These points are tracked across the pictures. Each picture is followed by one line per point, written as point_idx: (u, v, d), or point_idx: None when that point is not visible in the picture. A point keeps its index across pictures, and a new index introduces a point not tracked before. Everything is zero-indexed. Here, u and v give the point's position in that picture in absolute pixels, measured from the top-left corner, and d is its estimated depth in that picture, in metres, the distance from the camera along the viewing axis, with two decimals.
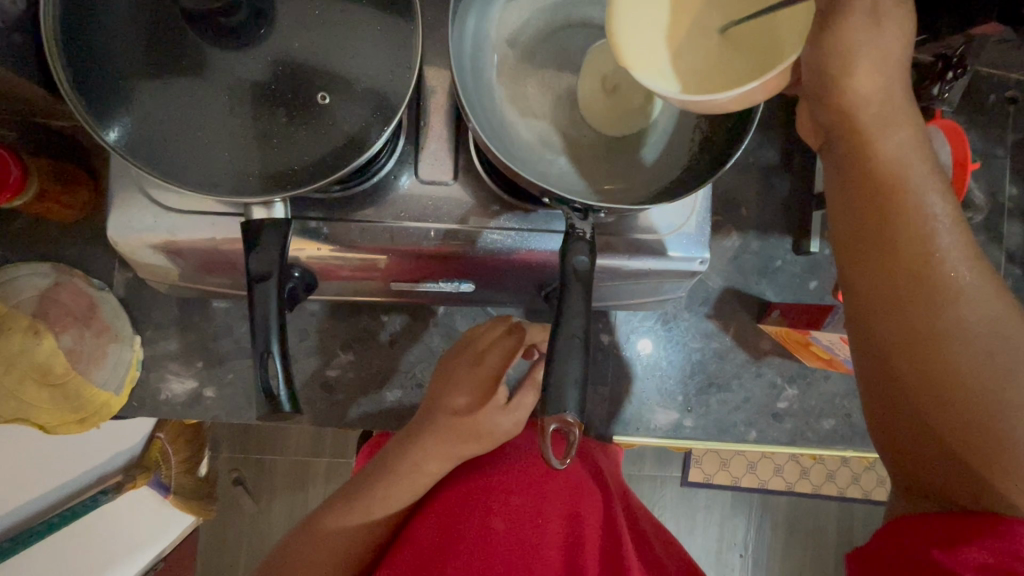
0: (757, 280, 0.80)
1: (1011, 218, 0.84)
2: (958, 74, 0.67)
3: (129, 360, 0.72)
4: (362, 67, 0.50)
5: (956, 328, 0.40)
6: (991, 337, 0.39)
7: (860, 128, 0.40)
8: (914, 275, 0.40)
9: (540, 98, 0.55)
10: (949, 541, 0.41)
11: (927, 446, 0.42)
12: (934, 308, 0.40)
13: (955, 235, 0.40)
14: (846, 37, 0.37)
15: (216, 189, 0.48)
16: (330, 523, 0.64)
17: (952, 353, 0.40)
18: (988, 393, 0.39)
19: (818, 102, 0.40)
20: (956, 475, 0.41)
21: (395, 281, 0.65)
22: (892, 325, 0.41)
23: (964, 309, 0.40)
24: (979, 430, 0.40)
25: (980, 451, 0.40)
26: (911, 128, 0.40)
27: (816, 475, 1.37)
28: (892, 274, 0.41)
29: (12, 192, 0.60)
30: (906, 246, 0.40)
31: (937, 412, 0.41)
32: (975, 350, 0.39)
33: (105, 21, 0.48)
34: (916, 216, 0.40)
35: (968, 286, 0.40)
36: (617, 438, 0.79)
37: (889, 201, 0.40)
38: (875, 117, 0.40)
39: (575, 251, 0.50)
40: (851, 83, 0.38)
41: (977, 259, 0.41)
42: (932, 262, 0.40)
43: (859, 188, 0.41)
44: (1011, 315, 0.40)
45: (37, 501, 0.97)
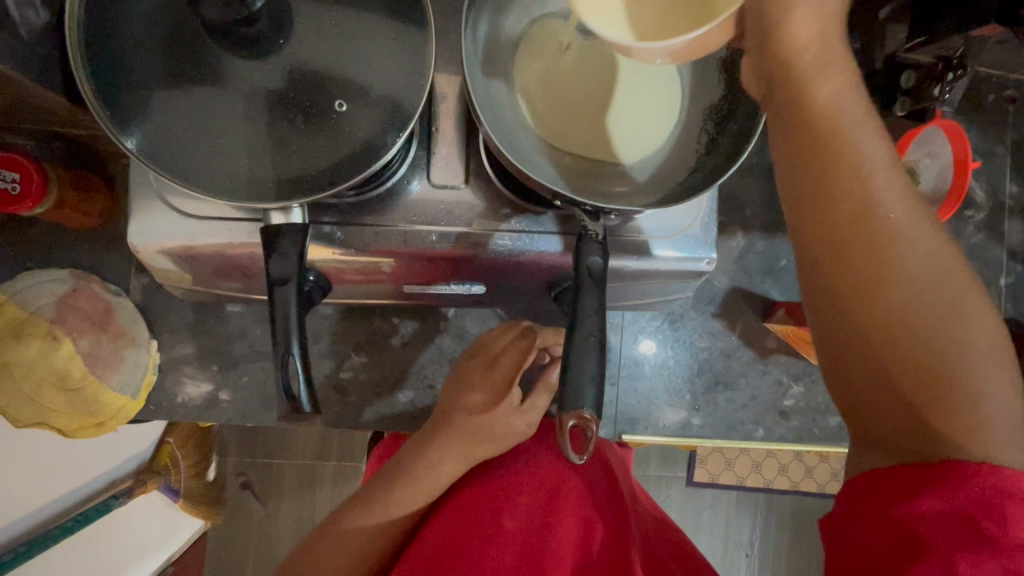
0: (762, 280, 0.82)
1: (1012, 215, 0.85)
2: (959, 74, 0.66)
3: (146, 364, 0.73)
4: (378, 75, 0.51)
5: (900, 272, 0.39)
6: (935, 280, 0.39)
7: (799, 72, 0.40)
8: (856, 219, 0.39)
9: (553, 98, 0.55)
10: (904, 495, 0.40)
11: (881, 400, 0.40)
12: (878, 253, 0.39)
13: (893, 180, 0.40)
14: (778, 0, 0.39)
15: (234, 196, 0.50)
16: (349, 521, 0.65)
17: (898, 297, 0.39)
18: (937, 337, 0.39)
19: (761, 49, 0.41)
20: (913, 428, 0.40)
21: (408, 283, 0.66)
22: (838, 271, 0.40)
23: (904, 252, 0.39)
24: (929, 375, 0.39)
25: (934, 398, 0.39)
26: (846, 72, 0.40)
27: (820, 474, 1.36)
28: (836, 218, 0.40)
29: (33, 201, 0.62)
30: (848, 190, 0.39)
31: (889, 361, 0.39)
32: (915, 293, 0.39)
33: (126, 31, 0.49)
34: (854, 159, 0.39)
35: (910, 230, 0.39)
36: (626, 437, 0.80)
37: (830, 147, 0.39)
38: (811, 63, 0.39)
39: (588, 253, 0.51)
40: (790, 28, 0.39)
41: (914, 201, 0.40)
42: (874, 204, 0.39)
43: (803, 138, 0.40)
44: (949, 256, 0.40)
45: (49, 505, 0.97)
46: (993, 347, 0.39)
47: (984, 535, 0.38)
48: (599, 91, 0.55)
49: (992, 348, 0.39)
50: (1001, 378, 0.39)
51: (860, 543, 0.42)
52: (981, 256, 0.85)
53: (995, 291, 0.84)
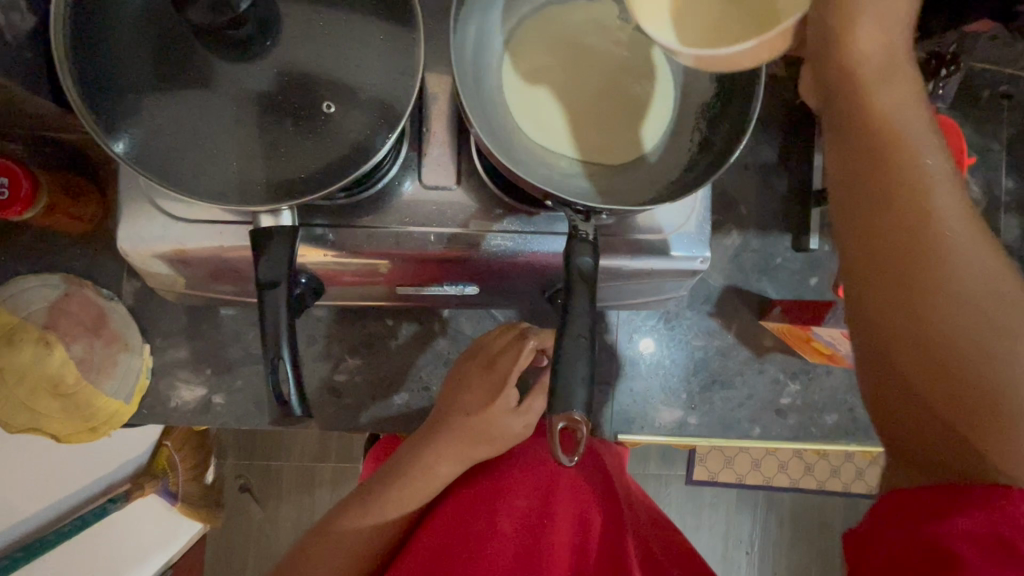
0: (758, 278, 0.81)
1: (1008, 211, 0.85)
2: (951, 71, 0.67)
3: (139, 369, 0.72)
4: (366, 77, 0.51)
5: (957, 292, 0.37)
6: (994, 301, 0.37)
7: (859, 81, 0.40)
8: (912, 232, 0.38)
9: (551, 98, 0.56)
10: (931, 513, 0.39)
11: (926, 422, 0.39)
12: (928, 265, 0.38)
13: (953, 194, 0.39)
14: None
15: (223, 198, 0.49)
16: (342, 524, 0.65)
17: (953, 319, 0.37)
18: (996, 367, 0.36)
19: (821, 58, 0.42)
20: (958, 454, 0.38)
21: (401, 285, 0.66)
22: (884, 279, 0.39)
23: (961, 268, 0.37)
24: (984, 405, 0.36)
25: (985, 428, 0.37)
26: (908, 86, 0.40)
27: (820, 471, 1.35)
28: (888, 230, 0.39)
29: (22, 206, 0.61)
30: (904, 202, 0.38)
31: (938, 384, 0.37)
32: (972, 312, 0.37)
33: (115, 35, 0.49)
34: (911, 169, 0.39)
35: (968, 249, 0.37)
36: (622, 437, 0.80)
37: (883, 154, 0.39)
38: (874, 68, 0.40)
39: (578, 254, 0.50)
40: (854, 31, 0.40)
41: (976, 222, 0.38)
42: (933, 220, 0.38)
43: (855, 144, 0.40)
44: (1013, 281, 0.38)
45: (49, 508, 0.98)
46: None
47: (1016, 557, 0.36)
48: (606, 90, 0.56)
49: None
50: None
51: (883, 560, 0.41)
52: None
53: None
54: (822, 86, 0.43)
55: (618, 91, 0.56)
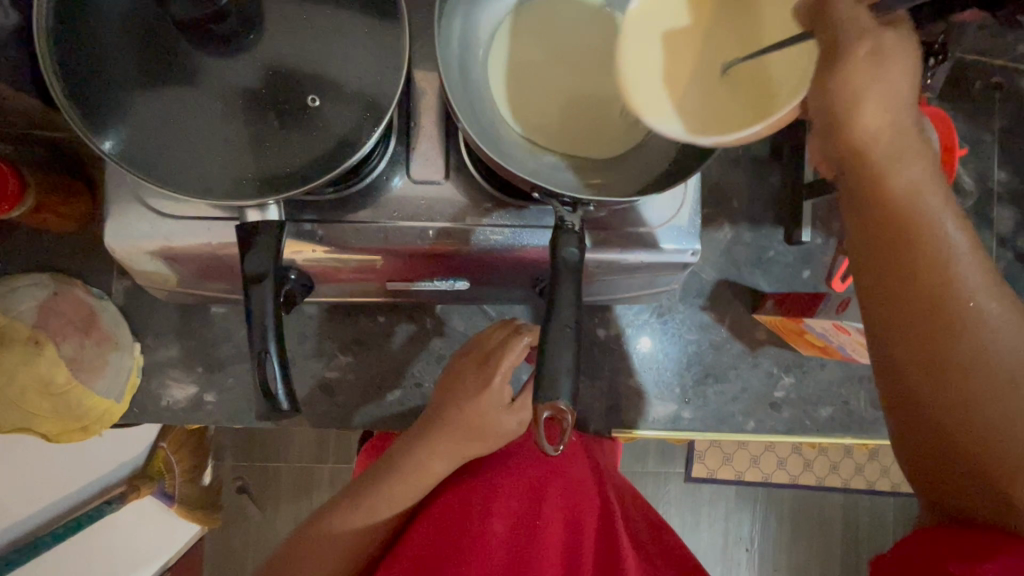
0: (750, 271, 0.81)
1: (1002, 202, 0.85)
2: (939, 60, 0.67)
3: (129, 367, 0.72)
4: (351, 70, 0.51)
5: (980, 357, 0.39)
6: (1019, 363, 0.39)
7: (875, 158, 0.41)
8: (940, 303, 0.40)
9: (535, 92, 0.55)
10: (967, 556, 0.41)
11: (955, 472, 0.42)
12: (955, 337, 0.40)
13: (974, 265, 0.40)
14: (847, 81, 0.39)
15: (210, 193, 0.49)
16: (333, 522, 0.65)
17: (980, 383, 0.39)
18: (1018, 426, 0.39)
19: (826, 138, 0.42)
20: (982, 500, 0.41)
21: (391, 281, 0.66)
22: (914, 350, 0.41)
23: (988, 336, 0.39)
24: (1009, 461, 0.39)
25: (1012, 480, 0.39)
26: (924, 162, 0.41)
27: (819, 467, 1.37)
28: (912, 301, 0.41)
29: (10, 203, 0.61)
30: (927, 273, 0.40)
31: (965, 439, 0.40)
32: (997, 376, 0.39)
33: (99, 33, 0.49)
34: (934, 245, 0.40)
35: (992, 317, 0.40)
36: (616, 432, 0.80)
37: (907, 234, 0.41)
38: (886, 151, 0.41)
39: (564, 244, 0.50)
40: (858, 118, 0.40)
41: (998, 289, 0.41)
42: (956, 290, 0.40)
43: (876, 223, 0.42)
44: None
45: (39, 513, 0.99)
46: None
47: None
48: (589, 86, 0.55)
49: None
50: None
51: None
52: None
53: None
54: (837, 160, 0.43)
55: (604, 86, 0.55)
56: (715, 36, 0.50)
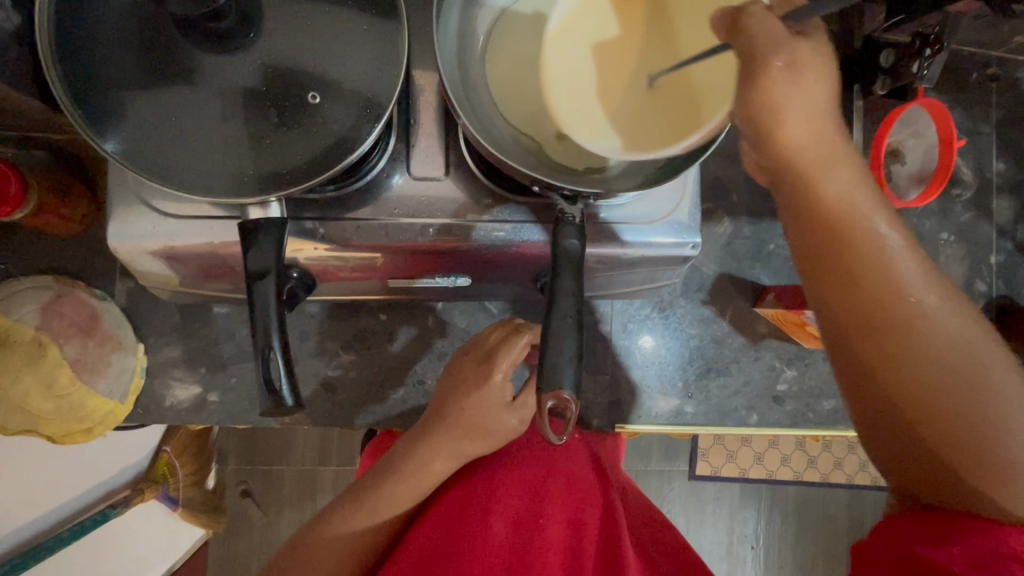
0: (751, 265, 0.81)
1: (1001, 193, 0.85)
2: (936, 49, 0.65)
3: (132, 368, 0.73)
4: (351, 67, 0.51)
5: (926, 351, 0.41)
6: (961, 355, 0.41)
7: (801, 170, 0.43)
8: (882, 301, 0.42)
9: (527, 85, 0.55)
10: (932, 539, 0.44)
11: (916, 466, 0.44)
12: (900, 333, 0.42)
13: (910, 261, 0.43)
14: (768, 93, 0.41)
15: (212, 192, 0.50)
16: (337, 521, 0.65)
17: (930, 378, 0.41)
18: (971, 416, 0.41)
19: (756, 149, 0.44)
20: (946, 487, 0.43)
21: (393, 279, 0.66)
22: (864, 347, 0.43)
23: (928, 329, 0.42)
24: (965, 447, 0.41)
25: (969, 466, 0.41)
26: (851, 167, 0.44)
27: (823, 463, 1.38)
28: (858, 306, 0.43)
29: (13, 205, 0.62)
30: (866, 279, 0.42)
31: (925, 433, 0.42)
32: (942, 367, 0.41)
33: (100, 35, 0.49)
34: (872, 245, 0.43)
35: (931, 310, 0.42)
36: (619, 427, 0.80)
37: (844, 237, 0.43)
38: (813, 158, 0.43)
39: (565, 235, 0.51)
40: (781, 128, 0.42)
41: (934, 282, 0.43)
42: (896, 290, 0.42)
43: (816, 227, 0.43)
44: (973, 327, 0.42)
45: (42, 518, 1.00)
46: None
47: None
48: None
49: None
50: None
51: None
52: (969, 236, 0.84)
53: (986, 271, 0.84)
54: (767, 173, 0.45)
55: None
56: (645, 46, 0.50)
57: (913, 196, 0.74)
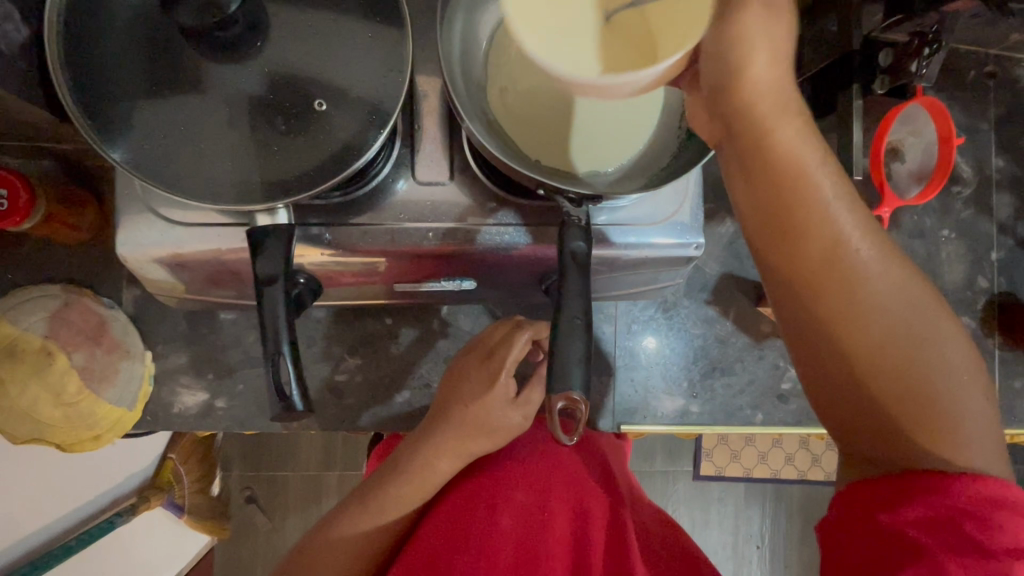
0: (753, 264, 0.82)
1: (1001, 190, 0.86)
2: (935, 49, 0.67)
3: (141, 375, 0.73)
4: (358, 75, 0.52)
5: (869, 303, 0.44)
6: (898, 305, 0.44)
7: (758, 120, 0.43)
8: (829, 257, 0.44)
9: (527, 88, 0.55)
10: (890, 504, 0.45)
11: (859, 417, 0.46)
12: (845, 287, 0.44)
13: (854, 218, 0.44)
14: (742, 32, 0.41)
15: (220, 199, 0.50)
16: (345, 523, 0.65)
17: (873, 328, 0.44)
18: (910, 363, 0.44)
19: (716, 99, 0.44)
20: (889, 438, 0.45)
21: (399, 283, 0.67)
22: (811, 304, 0.45)
23: (870, 283, 0.44)
24: (903, 394, 0.44)
25: (908, 413, 0.44)
26: (802, 122, 0.44)
27: (827, 461, 1.39)
28: (804, 262, 0.44)
29: (21, 216, 0.62)
30: (813, 237, 0.44)
31: (867, 383, 0.44)
32: (883, 318, 0.44)
33: (106, 46, 0.50)
34: (820, 202, 0.44)
35: (873, 264, 0.44)
36: (626, 428, 0.80)
37: (797, 195, 0.43)
38: (770, 107, 0.43)
39: (570, 238, 0.51)
40: (750, 75, 0.42)
41: (876, 238, 0.45)
42: (841, 246, 0.44)
43: (770, 186, 0.44)
44: (911, 280, 0.45)
45: (50, 527, 0.98)
46: (958, 360, 0.44)
47: (969, 540, 0.42)
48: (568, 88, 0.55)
49: (957, 365, 0.44)
50: (967, 387, 0.44)
51: (852, 548, 0.46)
52: (970, 233, 0.85)
53: (987, 266, 0.85)
54: (721, 124, 0.45)
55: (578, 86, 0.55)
56: None
57: (912, 195, 0.75)
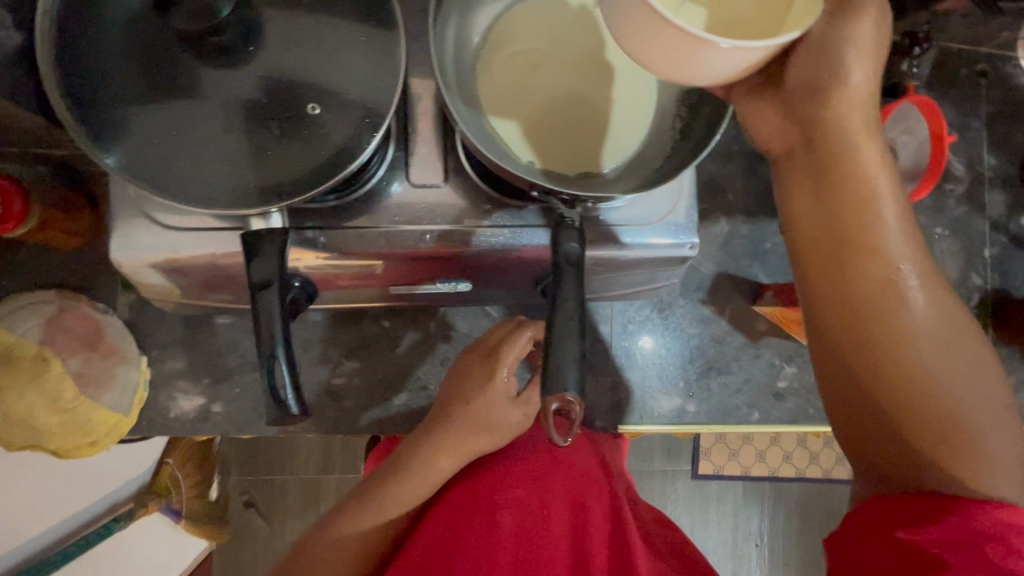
0: (749, 263, 0.82)
1: (993, 187, 0.86)
2: (924, 49, 0.71)
3: (136, 381, 0.72)
4: (351, 79, 0.52)
5: (909, 327, 0.45)
6: (940, 336, 0.45)
7: (841, 129, 0.45)
8: (875, 278, 0.45)
9: (520, 91, 0.56)
10: (913, 520, 0.44)
11: (886, 442, 0.46)
12: (887, 309, 0.45)
13: (907, 246, 0.46)
14: (848, 38, 0.43)
15: (215, 204, 0.50)
16: (342, 527, 0.65)
17: (916, 355, 0.44)
18: (953, 396, 0.44)
19: (804, 105, 0.46)
20: (917, 466, 0.45)
21: (394, 285, 0.67)
22: (848, 321, 0.46)
23: (914, 309, 0.45)
24: (939, 422, 0.44)
25: (939, 442, 0.44)
26: (877, 145, 0.46)
27: (825, 459, 1.39)
28: (852, 279, 0.46)
29: (15, 222, 0.62)
30: (868, 255, 0.46)
31: (899, 408, 0.45)
32: (923, 345, 0.44)
33: (100, 51, 0.50)
34: (873, 224, 0.46)
35: (918, 292, 0.45)
36: (623, 428, 0.80)
37: (850, 213, 0.46)
38: (858, 120, 0.45)
39: (565, 239, 0.51)
40: (847, 81, 0.44)
41: (925, 270, 0.46)
42: (889, 269, 0.45)
43: (829, 199, 0.46)
44: (957, 316, 0.46)
45: (54, 530, 1.01)
46: (997, 402, 0.45)
47: (994, 563, 0.41)
48: (561, 93, 0.56)
49: (996, 402, 0.45)
50: (1003, 427, 0.44)
51: (871, 561, 0.45)
52: (963, 231, 0.85)
53: (980, 263, 0.85)
54: (801, 131, 0.47)
55: (571, 91, 0.56)
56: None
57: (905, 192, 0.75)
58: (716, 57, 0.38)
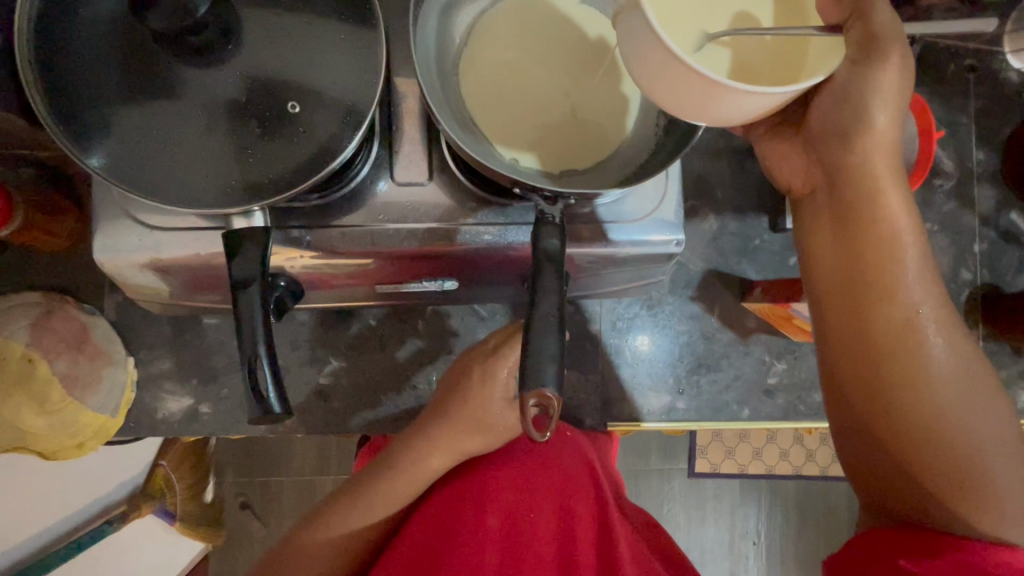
0: (737, 260, 0.82)
1: (982, 182, 0.86)
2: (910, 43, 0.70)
3: (123, 382, 0.72)
4: (332, 77, 0.52)
5: (925, 371, 0.48)
6: (953, 380, 0.48)
7: (865, 176, 0.49)
8: (893, 322, 0.49)
9: (503, 89, 0.55)
10: (915, 553, 0.48)
11: (895, 474, 0.50)
12: (904, 353, 0.48)
13: (926, 293, 0.49)
14: (868, 83, 0.47)
15: (197, 204, 0.50)
16: (329, 527, 0.65)
17: (929, 398, 0.48)
18: (962, 436, 0.47)
19: (828, 151, 0.50)
20: (922, 498, 0.49)
21: (380, 284, 0.67)
22: (861, 360, 0.50)
23: (930, 354, 0.48)
24: (947, 460, 0.47)
25: (945, 478, 0.47)
26: (899, 192, 0.49)
27: (822, 456, 1.38)
28: (871, 322, 0.49)
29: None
30: (888, 299, 0.49)
31: (909, 445, 0.49)
32: (936, 388, 0.48)
33: (80, 51, 0.50)
34: (891, 270, 0.49)
35: (934, 337, 0.49)
36: (613, 427, 0.80)
37: (870, 260, 0.50)
38: (884, 167, 0.49)
39: (545, 237, 0.51)
40: (871, 127, 0.48)
41: (943, 316, 0.49)
42: (906, 315, 0.49)
43: (850, 243, 0.50)
44: (973, 361, 0.49)
45: (46, 532, 1.02)
46: (1009, 446, 0.48)
47: None
48: (542, 89, 0.56)
49: (1006, 443, 0.48)
50: (1011, 468, 0.47)
51: None
52: (953, 226, 0.86)
53: (970, 259, 0.85)
54: (825, 174, 0.51)
55: (554, 88, 0.56)
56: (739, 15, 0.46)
57: None
58: (730, 101, 0.40)
